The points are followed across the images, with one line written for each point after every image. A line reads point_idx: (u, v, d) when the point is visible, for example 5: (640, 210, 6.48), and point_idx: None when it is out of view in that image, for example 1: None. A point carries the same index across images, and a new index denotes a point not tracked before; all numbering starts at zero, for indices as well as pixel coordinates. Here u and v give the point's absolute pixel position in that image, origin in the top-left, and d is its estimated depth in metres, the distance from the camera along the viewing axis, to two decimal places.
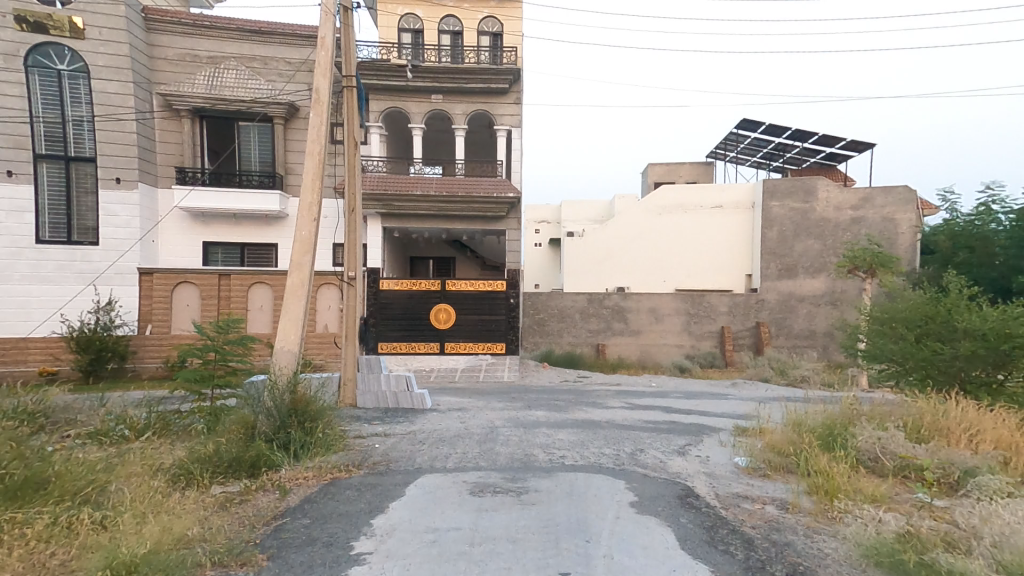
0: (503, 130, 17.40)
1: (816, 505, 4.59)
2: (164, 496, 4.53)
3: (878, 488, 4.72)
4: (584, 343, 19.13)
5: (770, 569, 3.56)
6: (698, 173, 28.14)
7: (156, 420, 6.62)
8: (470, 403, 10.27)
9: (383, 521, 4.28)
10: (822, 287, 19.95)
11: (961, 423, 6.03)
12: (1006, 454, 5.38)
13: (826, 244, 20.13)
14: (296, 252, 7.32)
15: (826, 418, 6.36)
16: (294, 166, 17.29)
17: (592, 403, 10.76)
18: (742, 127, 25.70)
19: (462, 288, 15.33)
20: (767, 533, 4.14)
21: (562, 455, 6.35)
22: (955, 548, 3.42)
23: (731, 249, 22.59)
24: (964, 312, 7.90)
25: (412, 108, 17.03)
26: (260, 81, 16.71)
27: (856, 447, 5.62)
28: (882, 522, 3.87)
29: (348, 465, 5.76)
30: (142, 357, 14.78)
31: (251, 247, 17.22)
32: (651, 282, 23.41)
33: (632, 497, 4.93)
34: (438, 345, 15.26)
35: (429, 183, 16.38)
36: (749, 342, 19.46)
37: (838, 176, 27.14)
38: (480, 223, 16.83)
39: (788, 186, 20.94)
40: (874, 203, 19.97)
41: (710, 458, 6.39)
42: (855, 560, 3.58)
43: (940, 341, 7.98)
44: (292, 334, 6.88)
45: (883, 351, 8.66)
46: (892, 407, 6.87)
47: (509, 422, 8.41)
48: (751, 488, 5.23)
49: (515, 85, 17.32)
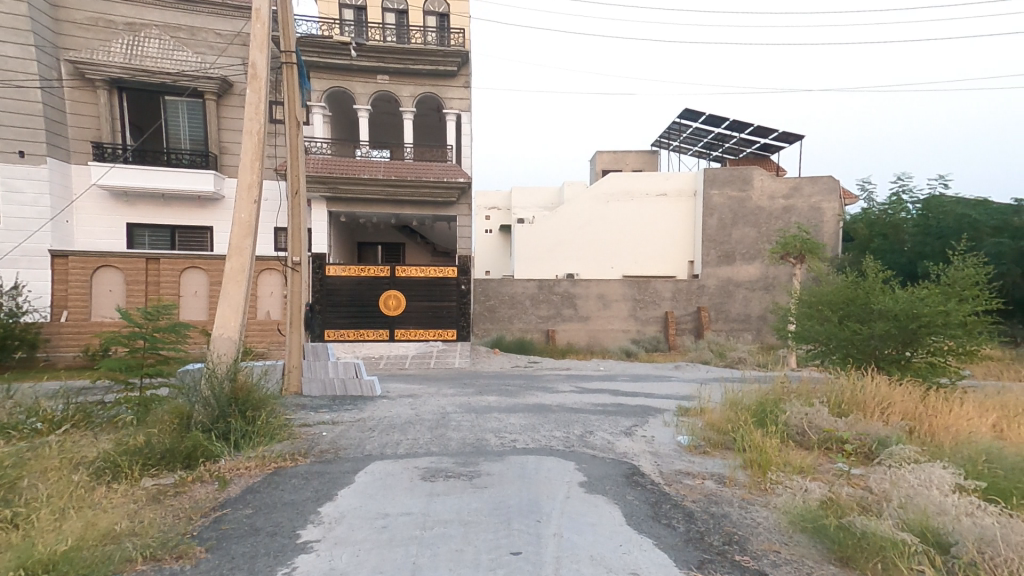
0: (451, 114, 17.16)
1: (750, 478, 4.89)
2: (87, 490, 4.28)
3: (806, 460, 5.08)
4: (534, 329, 19.39)
5: (708, 539, 3.77)
6: (643, 162, 28.84)
7: (75, 412, 6.20)
8: (421, 390, 10.21)
9: (331, 509, 4.22)
10: (757, 273, 20.97)
11: (877, 397, 6.56)
12: (913, 424, 5.90)
13: (761, 232, 21.14)
14: (236, 236, 6.98)
15: (758, 396, 6.79)
16: (230, 145, 16.48)
17: (543, 388, 10.94)
18: (684, 118, 26.53)
19: (412, 274, 15.15)
20: (706, 506, 4.38)
21: (513, 439, 6.44)
22: (869, 511, 3.73)
23: (675, 237, 23.28)
24: (880, 294, 8.44)
25: (357, 89, 16.52)
26: (188, 53, 15.74)
27: (786, 423, 6.01)
28: (808, 491, 4.13)
29: (294, 454, 5.63)
30: (55, 345, 13.67)
31: (182, 230, 16.32)
32: (599, 269, 23.89)
33: (581, 477, 5.08)
34: (388, 331, 15.03)
35: (376, 166, 16.00)
36: (691, 326, 20.23)
37: (772, 167, 28.50)
38: (429, 208, 16.60)
39: (726, 176, 21.88)
40: (803, 192, 21.09)
41: (654, 438, 6.65)
42: (784, 527, 3.86)
43: (859, 322, 8.59)
44: (231, 322, 6.60)
45: (810, 332, 9.24)
46: (817, 385, 7.35)
47: (459, 407, 8.45)
48: (693, 464, 5.51)
49: (463, 68, 17.09)
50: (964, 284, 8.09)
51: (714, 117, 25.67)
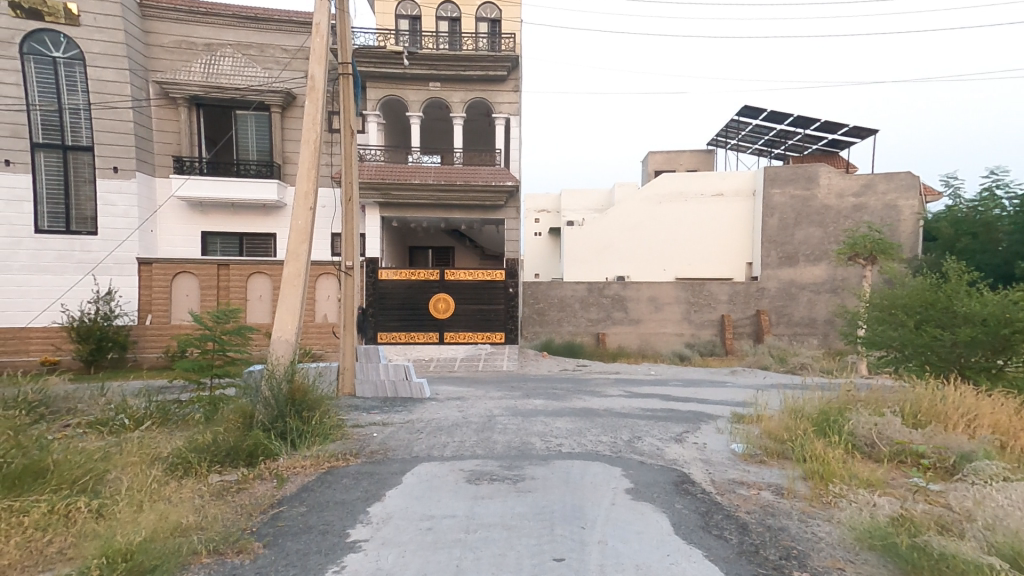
0: (501, 118, 17.25)
1: (811, 490, 4.60)
2: (161, 484, 4.54)
3: (875, 473, 4.72)
4: (585, 332, 19.18)
5: (764, 553, 3.55)
6: (698, 161, 28.01)
7: (155, 409, 6.62)
8: (469, 392, 10.27)
9: (379, 509, 4.28)
10: (823, 275, 19.87)
11: (959, 408, 6.00)
12: (1002, 439, 5.37)
13: (827, 232, 20.06)
14: (293, 242, 7.25)
15: (822, 404, 6.39)
16: (291, 155, 17.25)
17: (590, 392, 10.77)
18: (743, 114, 25.56)
19: (461, 277, 15.34)
20: (762, 518, 4.14)
21: (559, 443, 6.35)
22: (949, 531, 3.39)
23: (732, 237, 22.40)
24: (964, 297, 7.79)
25: (411, 96, 16.90)
26: (257, 68, 16.62)
27: (852, 433, 5.62)
28: (876, 507, 3.82)
29: (346, 454, 5.77)
30: (143, 347, 14.92)
31: (249, 237, 17.21)
32: (652, 271, 23.31)
33: (628, 484, 4.93)
34: (438, 334, 15.27)
35: (427, 172, 16.27)
36: (749, 330, 19.42)
37: (839, 164, 26.99)
38: (478, 212, 16.71)
39: (789, 173, 20.83)
40: (875, 189, 19.88)
41: (707, 445, 6.39)
42: (849, 544, 3.59)
43: (940, 327, 7.93)
44: (289, 324, 6.85)
45: (883, 337, 8.62)
46: (889, 393, 6.84)
47: (506, 410, 8.42)
48: (748, 474, 5.24)
49: (514, 73, 17.16)
50: None
51: (775, 113, 24.58)
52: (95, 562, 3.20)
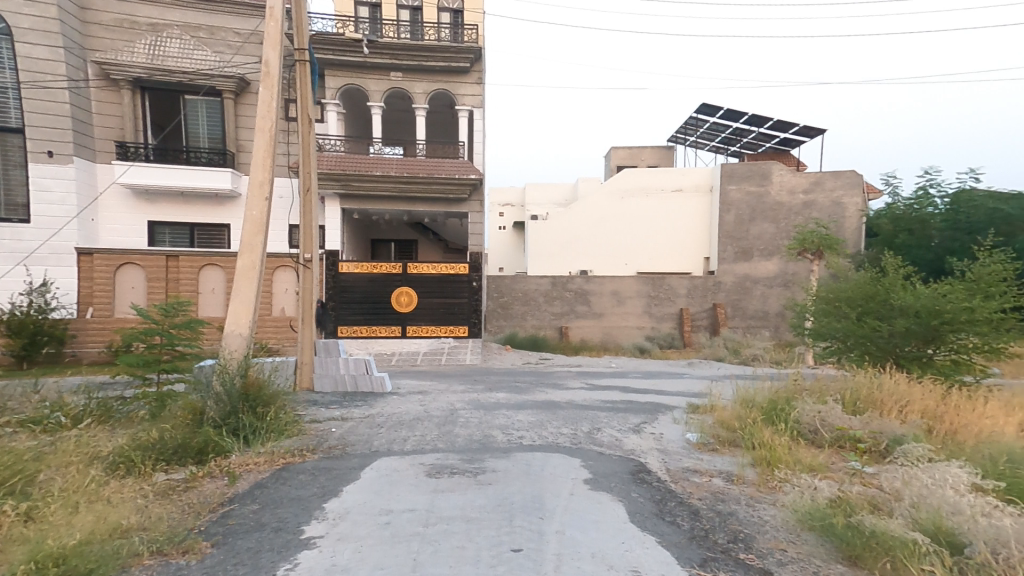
0: (465, 110, 17.11)
1: (758, 476, 4.79)
2: (100, 484, 4.35)
3: (816, 459, 4.94)
4: (548, 326, 19.36)
5: (713, 537, 3.68)
6: (659, 157, 28.54)
7: (96, 407, 6.33)
8: (431, 386, 10.22)
9: (336, 504, 4.23)
10: (775, 269, 20.60)
11: (894, 395, 6.35)
12: (932, 423, 5.69)
13: (779, 228, 20.80)
14: (247, 233, 7.03)
15: (771, 394, 6.65)
16: (246, 143, 16.70)
17: (553, 385, 10.91)
18: (702, 112, 26.14)
19: (424, 271, 15.22)
20: (712, 504, 4.28)
21: (520, 436, 6.39)
22: (880, 511, 3.60)
23: (692, 232, 22.92)
24: (900, 290, 8.19)
25: (371, 86, 16.60)
26: (207, 52, 15.96)
27: (798, 421, 5.86)
28: (817, 490, 4.00)
29: (303, 450, 5.66)
30: (82, 342, 14.28)
31: (201, 228, 16.61)
32: (615, 265, 23.62)
33: (587, 474, 5.02)
34: (400, 328, 15.13)
35: (389, 163, 16.03)
36: (707, 323, 19.96)
37: (791, 162, 27.98)
38: (442, 205, 16.58)
39: (745, 170, 21.47)
40: (824, 186, 20.68)
41: (663, 435, 6.54)
42: (791, 525, 3.75)
43: (879, 319, 8.35)
44: (243, 318, 6.64)
45: (827, 329, 9.00)
46: (832, 382, 7.17)
47: (468, 404, 8.43)
48: (701, 462, 5.41)
49: (477, 65, 17.04)
50: (990, 281, 7.83)
51: (732, 111, 25.23)
52: (23, 568, 3.05)
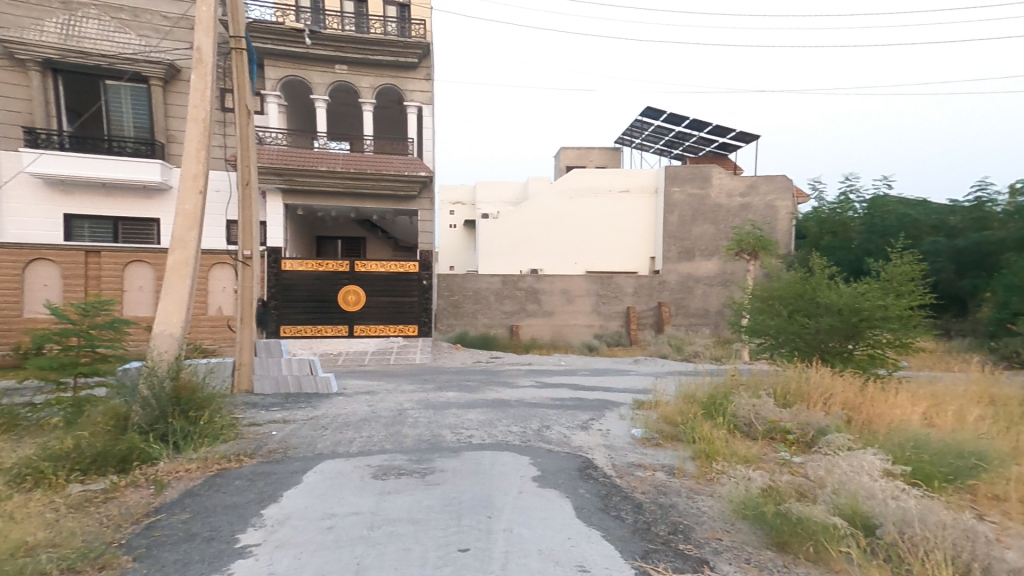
0: (413, 107, 16.86)
1: (698, 469, 4.98)
2: (3, 499, 4.01)
3: (751, 450, 5.18)
4: (499, 324, 19.40)
5: (655, 530, 3.79)
6: (607, 159, 29.15)
7: (3, 416, 5.83)
8: (379, 386, 10.03)
9: (275, 510, 4.08)
10: (715, 269, 21.47)
11: (819, 387, 6.74)
12: (851, 414, 6.08)
13: (719, 229, 21.69)
14: (180, 228, 6.67)
15: (711, 389, 6.92)
16: (177, 133, 15.83)
17: (503, 383, 10.94)
18: (647, 116, 26.89)
19: (372, 269, 14.92)
20: (655, 497, 4.41)
21: (469, 434, 6.37)
22: (805, 497, 3.82)
23: (638, 232, 23.51)
24: (826, 289, 8.71)
25: (315, 79, 16.13)
26: (131, 35, 15.02)
27: (734, 414, 6.12)
28: (750, 480, 4.19)
29: (240, 455, 5.43)
30: None
31: (125, 221, 15.64)
32: (564, 264, 23.92)
33: (535, 471, 5.07)
34: (347, 327, 14.76)
35: (335, 159, 15.61)
36: (652, 321, 20.55)
37: (729, 166, 29.23)
38: (390, 202, 16.29)
39: (688, 173, 22.26)
40: (759, 190, 21.69)
41: (610, 431, 6.69)
42: (727, 515, 3.91)
43: (807, 316, 8.84)
44: (175, 317, 6.29)
45: (761, 326, 9.43)
46: (766, 377, 7.54)
47: (418, 403, 8.33)
48: (645, 456, 5.56)
49: (425, 61, 16.83)
50: (902, 280, 8.40)
51: (675, 115, 26.08)
52: None
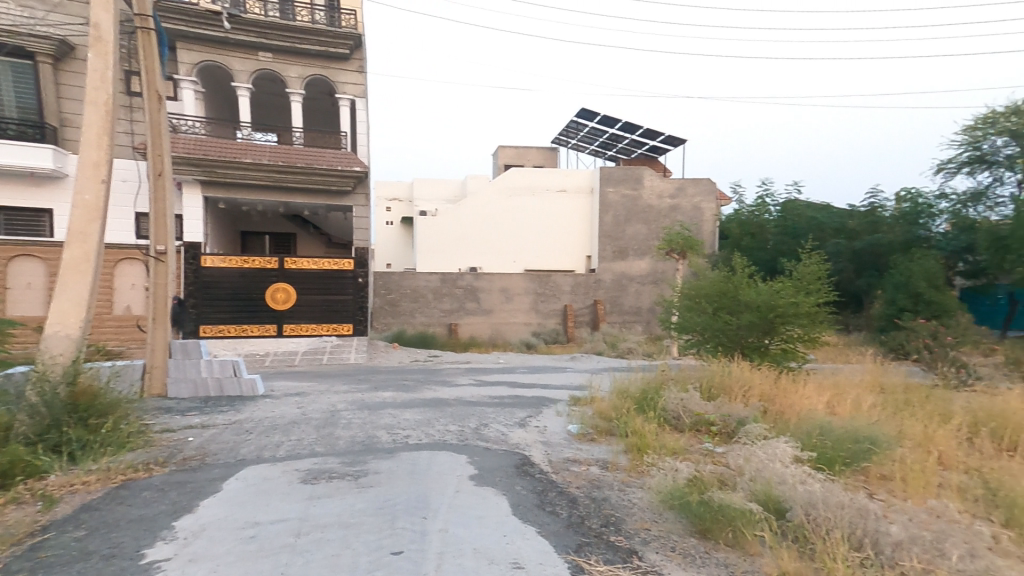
0: (345, 99, 16.31)
1: (630, 462, 5.15)
2: None
3: (678, 442, 5.42)
4: (437, 323, 19.24)
5: (588, 523, 3.88)
6: (544, 159, 29.54)
7: None
8: (310, 387, 9.67)
9: (190, 522, 3.84)
10: (647, 268, 22.28)
11: (740, 381, 7.16)
12: (767, 405, 6.50)
13: (651, 229, 22.54)
14: (80, 220, 6.13)
15: (643, 384, 7.17)
16: (71, 117, 14.61)
17: (442, 381, 10.84)
18: (582, 117, 27.47)
19: (304, 266, 14.39)
20: (589, 491, 4.52)
21: (406, 435, 6.27)
22: (726, 486, 4.03)
23: (575, 231, 23.98)
24: (746, 287, 9.24)
25: (235, 65, 15.29)
26: (11, 5, 13.68)
27: (664, 408, 6.38)
28: (677, 471, 4.37)
29: (149, 464, 5.07)
30: None
31: (9, 212, 14.17)
32: (503, 263, 24.02)
33: (472, 470, 5.05)
34: (276, 327, 14.14)
35: (261, 151, 14.92)
36: (588, 319, 21.05)
37: (660, 168, 30.40)
38: (323, 197, 15.71)
39: (621, 174, 22.95)
40: (687, 192, 22.66)
41: (547, 428, 6.79)
42: (656, 505, 4.07)
43: (729, 313, 9.35)
44: (72, 317, 5.79)
45: (689, 322, 9.86)
46: (693, 371, 7.91)
47: (352, 404, 8.10)
48: (580, 452, 5.69)
49: (357, 52, 16.34)
50: (811, 279, 9.02)
51: (608, 117, 26.80)
52: None
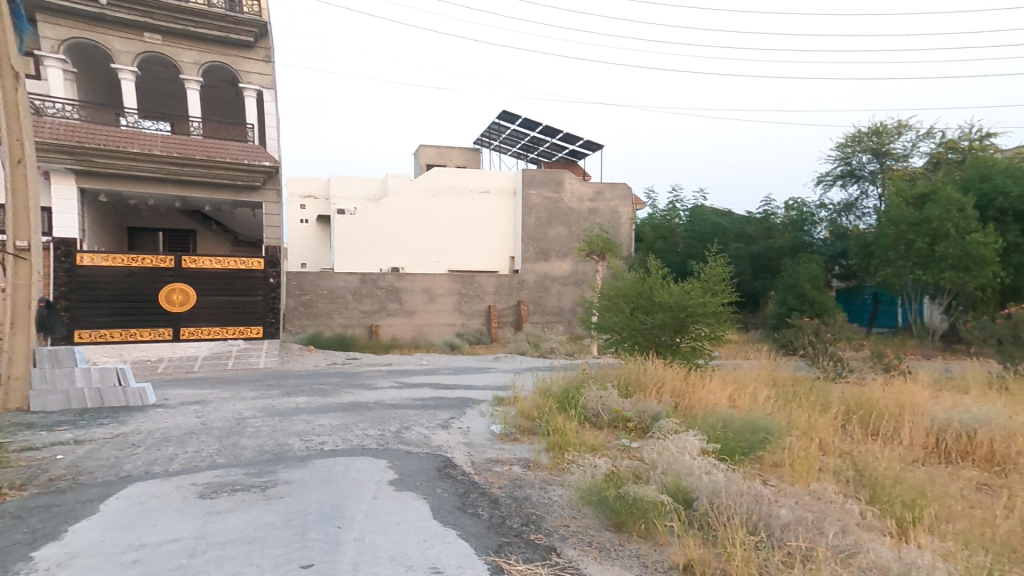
0: (251, 90, 15.45)
1: (551, 460, 5.24)
2: None
3: (597, 439, 5.57)
4: (356, 325, 18.63)
5: (509, 523, 3.89)
6: (466, 159, 29.50)
7: None
8: (212, 394, 9.01)
9: (57, 550, 3.43)
10: (569, 269, 22.85)
11: (654, 378, 7.50)
12: (678, 400, 6.85)
13: (572, 231, 23.16)
14: None
15: (565, 383, 7.32)
16: None
17: (362, 385, 10.48)
18: (503, 119, 27.70)
19: (205, 265, 13.52)
20: (510, 490, 4.54)
21: (321, 441, 5.99)
22: (640, 480, 4.20)
23: (498, 232, 24.11)
24: (660, 288, 9.72)
25: (116, 45, 13.90)
26: None
27: (584, 406, 6.56)
28: (596, 467, 4.49)
29: (3, 488, 4.49)
30: None
31: None
32: (425, 263, 23.65)
33: (392, 475, 4.91)
34: (171, 330, 13.11)
35: (152, 140, 13.73)
36: (512, 319, 21.25)
37: (580, 172, 31.31)
38: (228, 192, 14.71)
39: (542, 177, 23.38)
40: (605, 196, 23.47)
41: (470, 429, 6.75)
42: (575, 502, 4.15)
43: (644, 313, 9.80)
44: None
45: (608, 322, 10.20)
46: (612, 370, 8.18)
47: (260, 411, 7.63)
48: (503, 452, 5.70)
49: (263, 40, 15.48)
50: (716, 280, 9.63)
51: (529, 121, 27.21)
52: None
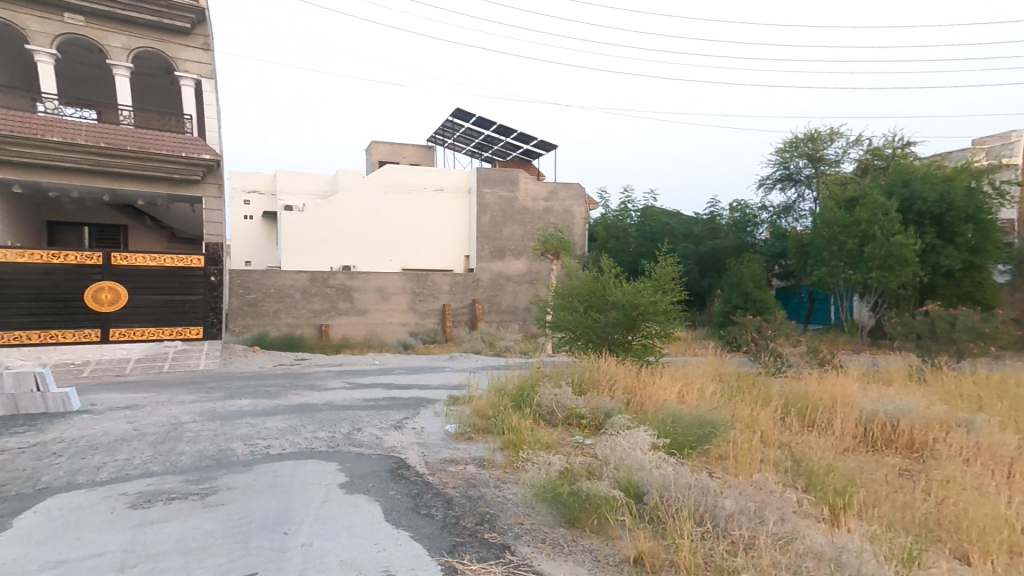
0: (189, 79, 14.73)
1: (506, 458, 5.24)
2: None
3: (551, 436, 5.62)
4: (305, 324, 18.09)
5: (463, 523, 3.86)
6: (419, 157, 29.15)
7: None
8: (146, 399, 8.52)
9: None
10: (523, 268, 22.96)
11: (607, 375, 7.64)
12: (630, 396, 7.01)
13: (526, 230, 23.28)
14: None
15: (520, 382, 7.35)
16: None
17: (310, 386, 10.17)
18: (457, 117, 27.53)
19: (137, 263, 12.84)
20: (465, 490, 4.51)
21: (266, 445, 5.77)
22: (593, 475, 4.26)
23: (452, 231, 23.93)
24: (613, 287, 9.92)
25: (30, 24, 12.82)
26: None
27: (539, 404, 6.60)
28: (550, 464, 4.52)
29: None
30: None
31: None
32: (378, 261, 23.21)
33: (342, 478, 4.78)
34: (98, 332, 12.34)
35: (76, 129, 12.85)
36: (466, 318, 21.18)
37: (534, 172, 31.52)
38: (165, 185, 13.96)
39: (497, 176, 23.40)
40: (558, 196, 23.72)
41: (423, 429, 6.67)
42: (529, 499, 4.16)
43: (597, 311, 9.98)
44: None
45: (563, 321, 10.32)
46: (566, 367, 8.27)
47: (199, 415, 7.28)
48: (457, 451, 5.66)
49: (201, 28, 14.79)
50: (667, 279, 9.89)
51: (483, 119, 27.15)
52: None
